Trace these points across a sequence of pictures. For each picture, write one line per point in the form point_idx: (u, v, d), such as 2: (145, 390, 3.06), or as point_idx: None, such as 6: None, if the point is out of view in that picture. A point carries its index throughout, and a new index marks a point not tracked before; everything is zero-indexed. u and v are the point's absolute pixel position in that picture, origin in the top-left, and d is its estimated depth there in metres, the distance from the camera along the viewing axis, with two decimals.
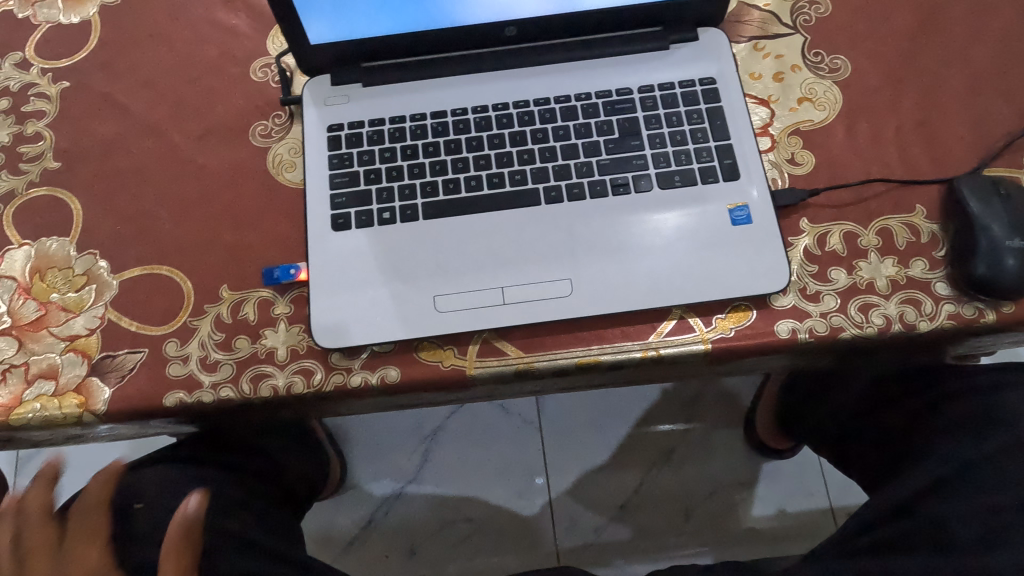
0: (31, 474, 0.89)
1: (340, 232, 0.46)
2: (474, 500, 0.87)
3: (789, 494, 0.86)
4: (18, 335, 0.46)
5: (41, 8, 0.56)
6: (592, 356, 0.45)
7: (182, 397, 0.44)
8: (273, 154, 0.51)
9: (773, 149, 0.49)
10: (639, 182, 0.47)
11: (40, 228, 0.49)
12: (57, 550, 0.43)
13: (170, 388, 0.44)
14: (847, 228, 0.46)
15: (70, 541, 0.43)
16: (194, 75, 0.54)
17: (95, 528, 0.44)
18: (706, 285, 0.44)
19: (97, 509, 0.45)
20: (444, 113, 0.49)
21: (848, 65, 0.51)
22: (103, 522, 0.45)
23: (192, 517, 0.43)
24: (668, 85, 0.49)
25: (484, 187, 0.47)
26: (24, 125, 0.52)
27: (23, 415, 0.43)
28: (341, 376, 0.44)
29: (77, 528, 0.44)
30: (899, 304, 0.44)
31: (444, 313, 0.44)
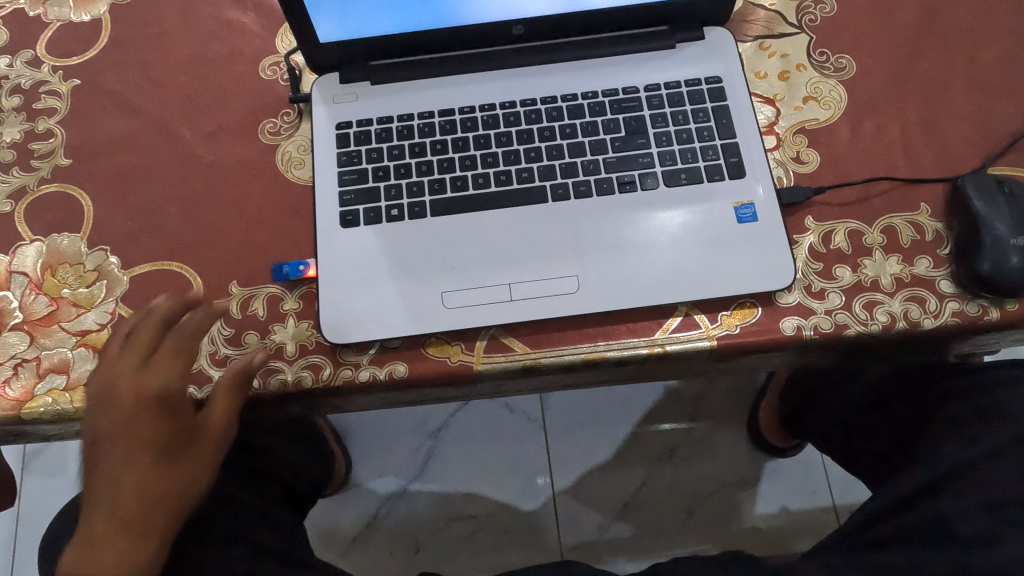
0: (37, 470, 0.90)
1: (349, 228, 0.47)
2: (478, 497, 0.88)
3: (792, 493, 0.86)
4: (30, 329, 0.46)
5: (51, 7, 0.57)
6: (598, 352, 0.45)
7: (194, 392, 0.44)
8: (282, 151, 0.51)
9: (778, 148, 0.49)
10: (645, 180, 0.47)
11: (51, 224, 0.50)
12: (147, 358, 0.41)
13: None
14: (852, 226, 0.47)
15: (159, 355, 0.41)
16: (203, 73, 0.54)
17: (183, 352, 0.41)
18: (712, 282, 0.44)
19: (189, 340, 0.42)
20: (451, 111, 0.50)
21: (853, 65, 0.51)
22: (193, 350, 0.42)
23: (254, 368, 0.43)
24: (674, 84, 0.49)
25: (492, 184, 0.48)
26: (35, 123, 0.53)
27: (34, 409, 0.44)
28: (349, 371, 0.45)
29: (169, 353, 0.41)
30: (903, 301, 0.44)
31: (451, 309, 0.44)
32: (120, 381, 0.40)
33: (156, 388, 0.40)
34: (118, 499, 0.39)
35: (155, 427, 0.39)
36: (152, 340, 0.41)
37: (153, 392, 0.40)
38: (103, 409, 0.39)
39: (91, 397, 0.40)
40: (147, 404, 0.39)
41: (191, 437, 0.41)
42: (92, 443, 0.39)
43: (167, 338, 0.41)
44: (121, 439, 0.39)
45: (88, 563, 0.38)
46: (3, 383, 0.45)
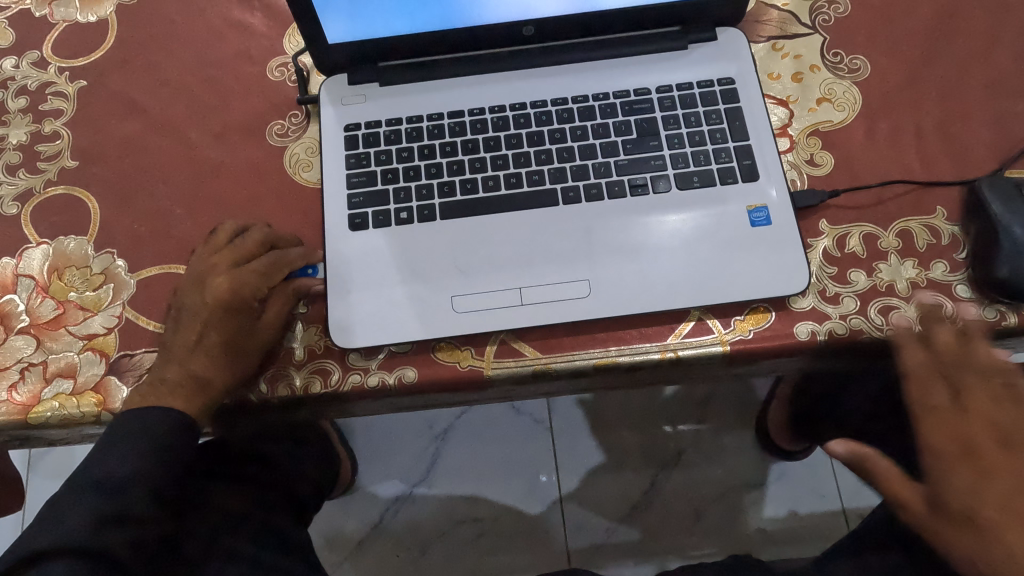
0: (44, 471, 0.90)
1: (357, 231, 0.46)
2: (483, 499, 0.87)
3: (800, 496, 0.85)
4: (36, 333, 0.46)
5: (57, 7, 0.56)
6: (610, 357, 0.44)
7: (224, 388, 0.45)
8: (290, 153, 0.51)
9: (792, 150, 0.49)
10: (657, 183, 0.46)
11: (58, 226, 0.49)
12: (241, 259, 0.45)
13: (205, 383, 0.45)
14: (867, 229, 0.46)
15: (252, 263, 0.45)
16: (210, 74, 0.54)
17: (269, 270, 0.45)
18: (724, 287, 0.43)
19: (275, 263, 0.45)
20: (461, 113, 0.49)
21: (867, 65, 0.51)
22: (279, 272, 0.45)
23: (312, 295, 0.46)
24: (686, 85, 0.49)
25: (502, 187, 0.47)
26: (42, 124, 0.52)
27: (41, 413, 0.43)
28: (358, 376, 0.44)
29: (261, 262, 0.45)
30: (919, 307, 0.44)
31: (461, 313, 0.44)
32: (216, 268, 0.45)
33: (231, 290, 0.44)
34: (170, 364, 0.43)
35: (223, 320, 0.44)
36: (255, 247, 0.45)
37: (231, 291, 0.44)
38: (194, 289, 0.45)
39: (194, 274, 0.45)
40: (229, 297, 0.44)
41: (245, 338, 0.43)
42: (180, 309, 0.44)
43: (265, 253, 0.46)
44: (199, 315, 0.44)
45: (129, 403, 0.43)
46: (10, 387, 0.44)
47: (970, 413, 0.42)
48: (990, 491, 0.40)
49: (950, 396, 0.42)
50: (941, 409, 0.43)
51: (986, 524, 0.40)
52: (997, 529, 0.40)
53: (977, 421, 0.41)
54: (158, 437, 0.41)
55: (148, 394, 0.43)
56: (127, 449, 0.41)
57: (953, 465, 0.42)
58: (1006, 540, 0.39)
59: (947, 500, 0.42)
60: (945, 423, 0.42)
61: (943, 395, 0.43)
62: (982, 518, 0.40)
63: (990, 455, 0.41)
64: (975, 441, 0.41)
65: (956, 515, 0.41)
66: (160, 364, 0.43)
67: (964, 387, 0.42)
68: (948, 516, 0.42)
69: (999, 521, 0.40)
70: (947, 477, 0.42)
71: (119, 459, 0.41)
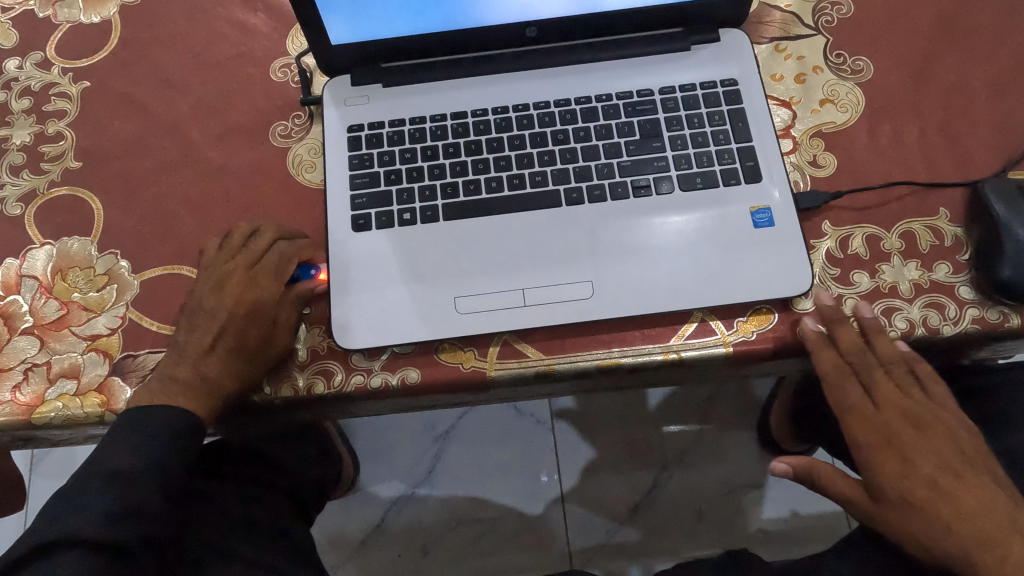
0: (45, 471, 0.90)
1: (361, 232, 0.46)
2: (485, 500, 0.87)
3: (799, 497, 0.85)
4: (40, 334, 0.46)
5: (61, 8, 0.56)
6: (613, 358, 0.44)
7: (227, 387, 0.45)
8: (293, 154, 0.51)
9: (795, 151, 0.49)
10: (660, 184, 0.46)
11: (61, 227, 0.49)
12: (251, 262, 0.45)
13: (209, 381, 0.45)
14: (870, 231, 0.46)
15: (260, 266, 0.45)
16: (213, 75, 0.54)
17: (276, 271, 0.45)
18: (727, 288, 0.43)
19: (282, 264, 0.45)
20: (464, 114, 0.49)
21: (870, 66, 0.51)
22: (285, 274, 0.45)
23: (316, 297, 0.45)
24: (689, 86, 0.49)
25: (505, 188, 0.47)
26: (45, 125, 0.52)
27: (45, 414, 0.44)
28: (362, 377, 0.44)
29: (269, 262, 0.45)
30: (922, 308, 0.44)
31: (464, 314, 0.44)
32: (226, 272, 0.45)
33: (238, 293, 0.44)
34: (174, 364, 0.43)
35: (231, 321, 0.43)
36: (255, 248, 0.45)
37: (238, 293, 0.44)
38: (203, 292, 0.44)
39: (207, 277, 0.45)
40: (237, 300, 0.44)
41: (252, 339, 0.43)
42: (192, 312, 0.44)
43: (271, 254, 0.45)
44: (206, 315, 0.44)
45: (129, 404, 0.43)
46: (13, 388, 0.44)
47: (882, 407, 0.44)
48: (917, 473, 0.42)
49: (860, 393, 0.44)
50: (859, 406, 0.44)
51: (922, 504, 0.41)
52: (931, 508, 0.41)
53: (892, 414, 0.43)
54: (163, 438, 0.41)
55: (152, 392, 0.43)
56: (131, 451, 0.41)
57: (881, 456, 0.43)
58: (943, 515, 0.41)
59: (883, 489, 0.43)
60: (864, 419, 0.44)
61: (857, 392, 0.44)
62: (916, 498, 0.42)
63: (907, 438, 0.43)
64: (893, 430, 0.43)
65: (896, 501, 0.42)
66: (161, 364, 0.43)
67: (873, 382, 0.44)
68: (888, 504, 0.43)
69: (929, 498, 0.41)
70: (877, 467, 0.43)
71: (123, 460, 0.40)
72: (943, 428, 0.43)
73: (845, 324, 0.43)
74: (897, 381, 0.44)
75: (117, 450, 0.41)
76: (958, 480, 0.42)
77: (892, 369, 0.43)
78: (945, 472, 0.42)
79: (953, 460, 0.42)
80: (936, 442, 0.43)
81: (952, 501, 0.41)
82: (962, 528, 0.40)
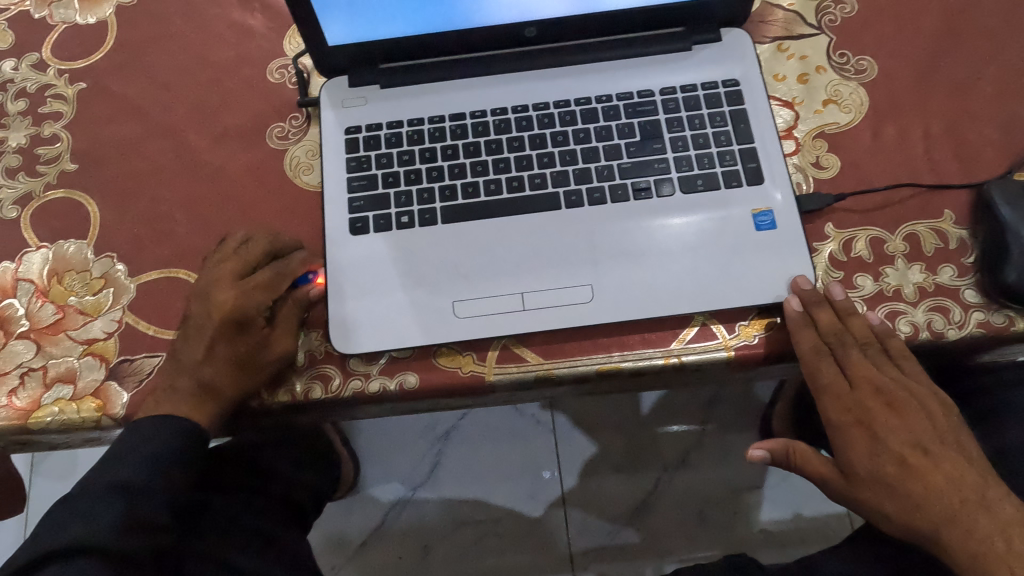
0: (46, 473, 0.90)
1: (358, 236, 0.46)
2: (486, 502, 0.87)
3: (806, 498, 0.84)
4: (37, 337, 0.46)
5: (57, 8, 0.56)
6: (613, 363, 0.44)
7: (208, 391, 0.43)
8: (290, 156, 0.50)
9: (797, 153, 0.48)
10: (661, 186, 0.46)
11: (58, 230, 0.49)
12: (246, 271, 0.44)
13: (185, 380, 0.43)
14: (873, 233, 0.45)
15: (256, 276, 0.44)
16: (210, 77, 0.53)
17: (271, 283, 0.44)
18: (729, 293, 0.43)
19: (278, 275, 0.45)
20: (462, 115, 0.49)
21: (875, 66, 0.50)
22: (281, 284, 0.45)
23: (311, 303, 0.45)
24: (690, 87, 0.48)
25: (504, 190, 0.47)
26: (41, 127, 0.52)
27: (41, 419, 0.43)
28: (359, 381, 0.44)
29: (265, 275, 0.44)
30: (927, 312, 0.43)
31: (463, 318, 0.44)
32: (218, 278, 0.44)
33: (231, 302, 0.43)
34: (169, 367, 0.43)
35: (226, 326, 0.43)
36: (253, 255, 0.44)
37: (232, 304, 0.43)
38: (198, 298, 0.44)
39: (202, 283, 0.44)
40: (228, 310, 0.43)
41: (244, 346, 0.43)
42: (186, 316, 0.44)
43: (267, 267, 0.45)
44: (200, 325, 0.43)
45: None
46: (9, 393, 0.44)
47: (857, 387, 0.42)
48: (885, 451, 0.41)
49: None
50: (831, 386, 0.43)
51: (893, 482, 0.41)
52: (901, 485, 0.40)
53: None
54: (157, 438, 0.41)
55: (158, 400, 0.43)
56: (130, 450, 0.41)
57: (851, 436, 0.42)
58: (912, 493, 0.40)
59: (853, 466, 0.42)
60: None
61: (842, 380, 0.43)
62: (886, 476, 0.41)
63: (878, 416, 0.42)
64: (866, 410, 0.42)
65: (867, 480, 0.41)
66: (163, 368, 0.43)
67: (848, 360, 0.43)
68: (859, 483, 0.42)
69: (898, 475, 0.41)
70: (847, 446, 0.42)
71: (121, 464, 0.41)
72: (915, 402, 0.42)
73: (824, 305, 0.42)
74: (877, 365, 0.43)
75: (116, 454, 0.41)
76: (928, 458, 0.41)
77: (884, 369, 0.43)
78: (913, 450, 0.41)
79: (922, 436, 0.41)
80: (909, 417, 0.42)
81: (920, 480, 0.40)
82: (930, 507, 0.40)
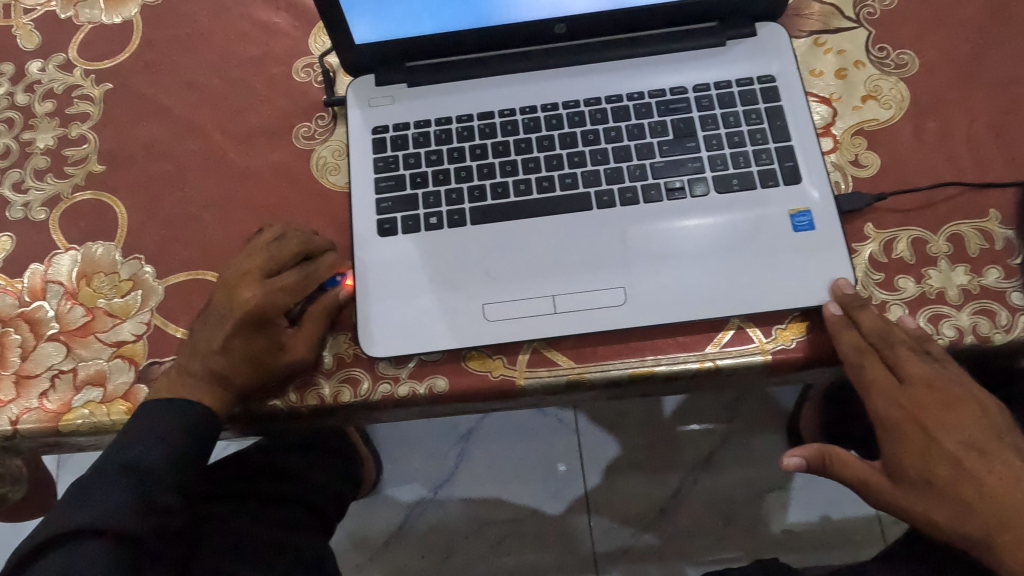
0: (73, 469, 0.91)
1: (386, 237, 0.45)
2: (509, 502, 0.87)
3: (832, 501, 0.83)
4: (66, 340, 0.46)
5: (83, 9, 0.56)
6: (647, 367, 0.43)
7: (234, 395, 0.43)
8: (317, 156, 0.50)
9: (836, 150, 0.47)
10: (694, 186, 0.45)
11: (86, 232, 0.49)
12: (271, 273, 0.43)
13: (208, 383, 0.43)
14: (915, 234, 0.44)
15: (281, 278, 0.43)
16: (236, 76, 0.53)
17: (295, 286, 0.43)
18: (765, 296, 0.42)
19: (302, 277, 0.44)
20: (491, 114, 0.48)
21: (916, 60, 0.48)
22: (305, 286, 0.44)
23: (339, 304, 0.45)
24: (725, 83, 0.47)
25: (533, 191, 0.46)
26: (68, 128, 0.52)
27: (72, 421, 0.43)
28: (388, 385, 0.44)
29: (290, 277, 0.44)
30: (972, 315, 0.42)
31: (494, 321, 0.43)
32: (243, 281, 0.43)
33: (257, 302, 0.42)
34: (196, 371, 0.43)
35: (256, 326, 0.42)
36: (280, 257, 0.44)
37: (258, 306, 0.42)
38: (222, 300, 0.43)
39: (226, 284, 0.44)
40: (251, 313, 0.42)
41: (273, 350, 0.42)
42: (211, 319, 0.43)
43: (293, 268, 0.44)
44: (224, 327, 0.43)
45: (153, 410, 0.42)
46: (40, 396, 0.44)
47: (903, 388, 0.40)
48: (939, 452, 0.39)
49: None
50: (877, 386, 0.41)
51: (944, 485, 0.39)
52: (952, 488, 0.39)
53: None
54: (187, 440, 0.42)
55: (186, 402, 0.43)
56: (159, 448, 0.41)
57: (905, 432, 0.40)
58: (961, 495, 0.39)
59: (903, 466, 0.40)
60: None
61: None
62: (938, 479, 0.39)
63: (923, 416, 0.40)
64: (921, 409, 0.40)
65: (916, 483, 0.40)
66: (190, 372, 0.43)
67: (891, 361, 0.41)
68: (908, 484, 0.40)
69: (948, 478, 0.39)
70: (898, 446, 0.40)
71: (149, 458, 0.41)
72: (967, 403, 0.40)
73: (866, 308, 0.40)
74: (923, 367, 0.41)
75: (134, 447, 0.41)
76: (975, 461, 0.39)
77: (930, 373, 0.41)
78: (968, 451, 0.39)
79: (976, 438, 0.40)
80: (964, 417, 0.40)
81: (975, 483, 0.39)
82: (980, 511, 0.39)
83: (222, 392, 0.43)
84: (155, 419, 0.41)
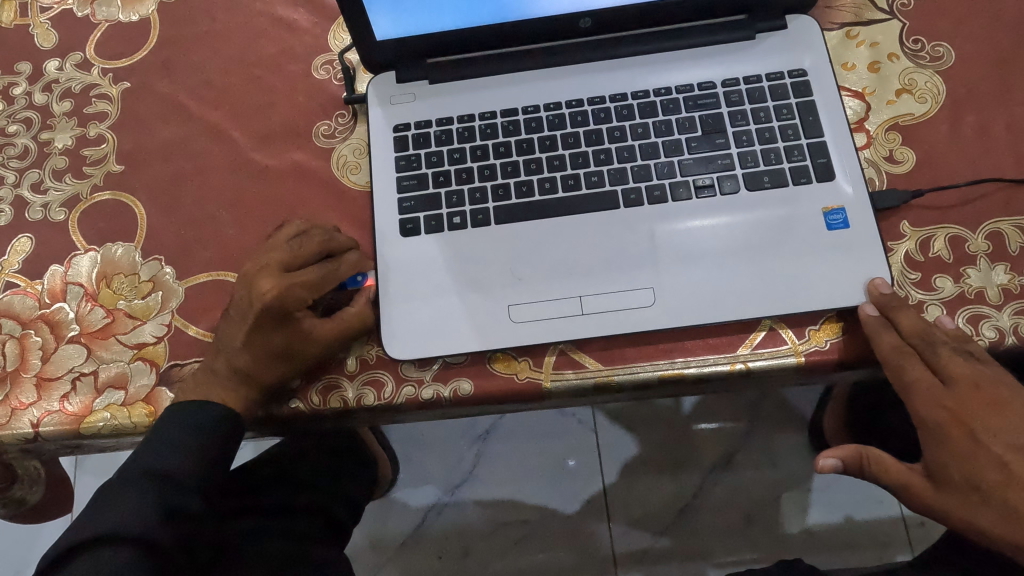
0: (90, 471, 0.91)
1: (409, 237, 0.44)
2: (526, 502, 0.86)
3: (856, 501, 0.82)
4: (87, 342, 0.45)
5: (100, 7, 0.55)
6: (676, 370, 0.42)
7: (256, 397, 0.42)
8: (337, 154, 0.49)
9: (869, 146, 0.46)
10: (724, 183, 0.43)
11: (104, 233, 0.48)
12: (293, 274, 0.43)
13: (231, 386, 0.42)
14: (953, 232, 0.43)
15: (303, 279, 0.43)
16: (255, 74, 0.52)
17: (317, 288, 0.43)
18: (798, 297, 0.41)
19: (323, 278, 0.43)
20: (514, 111, 0.47)
21: (952, 53, 0.47)
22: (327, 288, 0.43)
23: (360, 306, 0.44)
24: (754, 78, 0.46)
25: (559, 189, 0.45)
26: (86, 128, 0.52)
27: (94, 424, 0.43)
28: (412, 388, 0.43)
29: (311, 273, 0.42)
30: (1013, 315, 0.41)
31: (520, 323, 0.42)
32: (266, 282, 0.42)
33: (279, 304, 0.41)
34: (218, 373, 0.42)
35: (278, 327, 0.42)
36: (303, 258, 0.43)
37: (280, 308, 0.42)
38: (243, 302, 0.42)
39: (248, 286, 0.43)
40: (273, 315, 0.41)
41: (295, 351, 0.42)
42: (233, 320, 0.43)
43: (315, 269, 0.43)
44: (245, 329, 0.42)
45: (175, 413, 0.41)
46: (61, 398, 0.44)
47: (946, 390, 0.39)
48: (985, 455, 0.38)
49: None
50: (917, 389, 0.40)
51: (990, 490, 0.38)
52: (999, 493, 0.37)
53: None
54: (209, 442, 0.41)
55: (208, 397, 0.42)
56: (180, 451, 0.40)
57: (950, 434, 0.39)
58: (1009, 500, 0.37)
59: (946, 471, 0.39)
60: None
61: None
62: (983, 484, 0.38)
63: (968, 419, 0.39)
64: (964, 412, 0.39)
65: (960, 486, 0.39)
66: (212, 374, 0.42)
67: (932, 363, 0.39)
68: (952, 488, 0.39)
69: (994, 484, 0.38)
70: (939, 450, 0.39)
71: (174, 461, 0.40)
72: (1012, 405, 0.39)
73: (905, 309, 0.39)
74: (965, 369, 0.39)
75: (155, 448, 0.40)
76: None
77: None
78: (1018, 455, 0.38)
79: None
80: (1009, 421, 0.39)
81: None
82: None
83: (245, 395, 0.42)
84: (177, 423, 0.41)
